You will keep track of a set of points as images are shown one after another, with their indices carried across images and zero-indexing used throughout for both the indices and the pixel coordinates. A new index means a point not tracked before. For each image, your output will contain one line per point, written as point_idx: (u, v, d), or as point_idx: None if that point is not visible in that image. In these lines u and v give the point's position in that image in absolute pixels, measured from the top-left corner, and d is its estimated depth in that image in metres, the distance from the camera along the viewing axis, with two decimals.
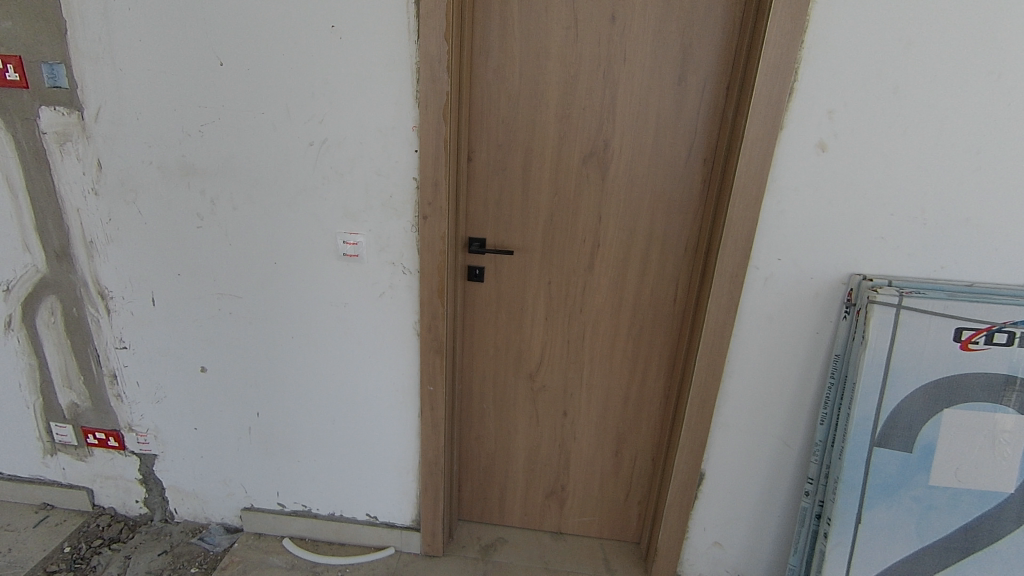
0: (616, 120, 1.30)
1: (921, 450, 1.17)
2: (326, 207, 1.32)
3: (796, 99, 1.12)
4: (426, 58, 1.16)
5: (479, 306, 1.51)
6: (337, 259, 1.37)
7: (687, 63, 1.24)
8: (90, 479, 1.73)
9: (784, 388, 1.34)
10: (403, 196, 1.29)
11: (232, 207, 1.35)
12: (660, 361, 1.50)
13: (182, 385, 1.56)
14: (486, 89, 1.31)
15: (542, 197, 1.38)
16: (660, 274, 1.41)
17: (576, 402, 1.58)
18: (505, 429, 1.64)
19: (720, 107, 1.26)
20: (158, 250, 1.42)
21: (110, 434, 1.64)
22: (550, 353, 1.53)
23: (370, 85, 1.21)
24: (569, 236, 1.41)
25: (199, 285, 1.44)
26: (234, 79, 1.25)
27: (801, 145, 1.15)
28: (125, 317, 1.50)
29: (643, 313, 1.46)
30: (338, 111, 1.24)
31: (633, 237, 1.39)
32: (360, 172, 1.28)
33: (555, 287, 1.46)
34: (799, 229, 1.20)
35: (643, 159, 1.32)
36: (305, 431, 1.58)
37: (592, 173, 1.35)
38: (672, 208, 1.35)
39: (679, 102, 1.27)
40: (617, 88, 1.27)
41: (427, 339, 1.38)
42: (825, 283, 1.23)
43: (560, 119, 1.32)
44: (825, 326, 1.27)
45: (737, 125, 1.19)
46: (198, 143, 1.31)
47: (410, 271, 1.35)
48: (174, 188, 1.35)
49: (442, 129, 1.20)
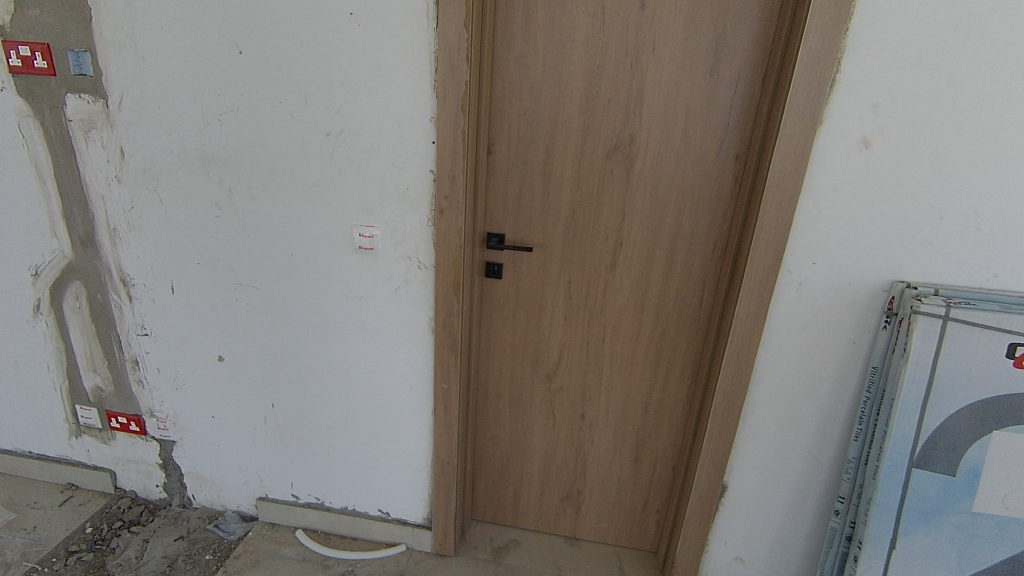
0: (643, 112, 1.24)
1: (966, 474, 1.08)
2: (342, 198, 1.30)
3: (837, 92, 1.04)
4: (445, 46, 1.12)
5: (497, 303, 1.47)
6: (352, 252, 1.34)
7: (720, 53, 1.17)
8: (112, 462, 1.76)
9: (816, 399, 1.26)
10: (420, 189, 1.25)
11: (250, 198, 1.34)
12: (684, 367, 1.44)
13: (201, 374, 1.57)
14: (507, 80, 1.27)
15: (565, 192, 1.33)
16: (685, 275, 1.35)
17: (595, 406, 1.53)
18: (521, 429, 1.60)
19: (755, 99, 1.19)
20: (178, 239, 1.42)
21: (132, 418, 1.66)
22: (568, 354, 1.48)
23: (389, 74, 1.18)
24: (591, 234, 1.35)
25: (218, 275, 1.44)
26: (253, 67, 1.23)
27: (843, 141, 1.06)
28: (146, 304, 1.51)
29: (666, 316, 1.39)
30: (355, 102, 1.21)
31: (657, 236, 1.33)
32: (377, 163, 1.25)
33: (575, 286, 1.41)
34: (837, 231, 1.12)
35: (671, 154, 1.26)
36: (319, 424, 1.57)
37: (617, 168, 1.29)
38: (701, 207, 1.29)
39: (711, 94, 1.20)
40: (644, 79, 1.21)
41: (442, 336, 1.35)
42: (864, 289, 1.15)
43: (584, 112, 1.26)
44: (862, 336, 1.18)
45: (773, 120, 1.11)
46: (217, 132, 1.30)
47: (426, 266, 1.32)
48: (193, 178, 1.35)
49: (460, 120, 1.16)
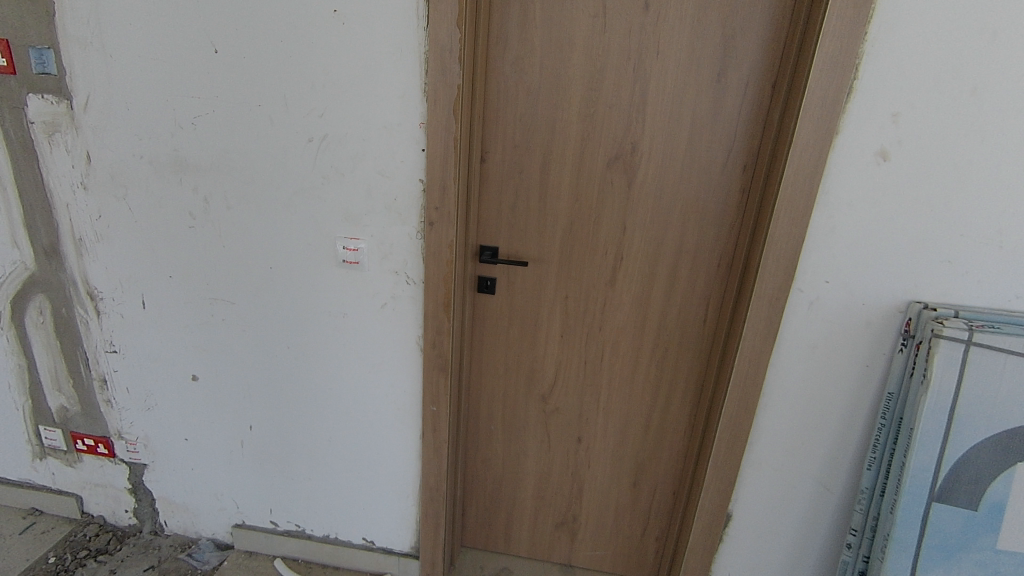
0: (646, 120, 1.17)
1: (989, 508, 1.02)
2: (325, 209, 1.22)
3: (854, 100, 0.98)
4: (436, 47, 1.04)
5: (490, 320, 1.39)
6: (335, 265, 1.26)
7: (728, 58, 1.10)
8: (79, 485, 1.65)
9: (827, 425, 1.19)
10: (408, 199, 1.17)
11: (226, 208, 1.25)
12: (686, 388, 1.36)
13: (173, 394, 1.47)
14: (502, 85, 1.20)
15: (562, 204, 1.26)
16: (689, 292, 1.28)
17: (592, 428, 1.45)
18: (514, 452, 1.52)
19: (764, 108, 1.12)
20: (148, 250, 1.33)
21: (99, 440, 1.56)
22: (564, 374, 1.41)
23: (376, 77, 1.10)
24: (590, 248, 1.28)
25: (192, 289, 1.35)
26: (230, 68, 1.15)
27: (859, 152, 1.00)
28: (115, 319, 1.42)
29: (669, 334, 1.32)
30: (340, 106, 1.13)
31: (660, 251, 1.26)
32: (362, 172, 1.17)
33: (572, 303, 1.34)
34: (852, 248, 1.06)
35: (675, 164, 1.19)
36: (300, 447, 1.48)
37: (617, 179, 1.22)
38: (706, 220, 1.22)
39: (717, 102, 1.13)
40: (648, 85, 1.15)
41: (431, 356, 1.27)
42: (879, 310, 1.09)
43: (583, 119, 1.19)
44: (876, 359, 1.12)
45: (785, 129, 1.05)
46: (190, 137, 1.21)
47: (414, 281, 1.24)
48: (165, 185, 1.26)
49: (452, 126, 1.09)
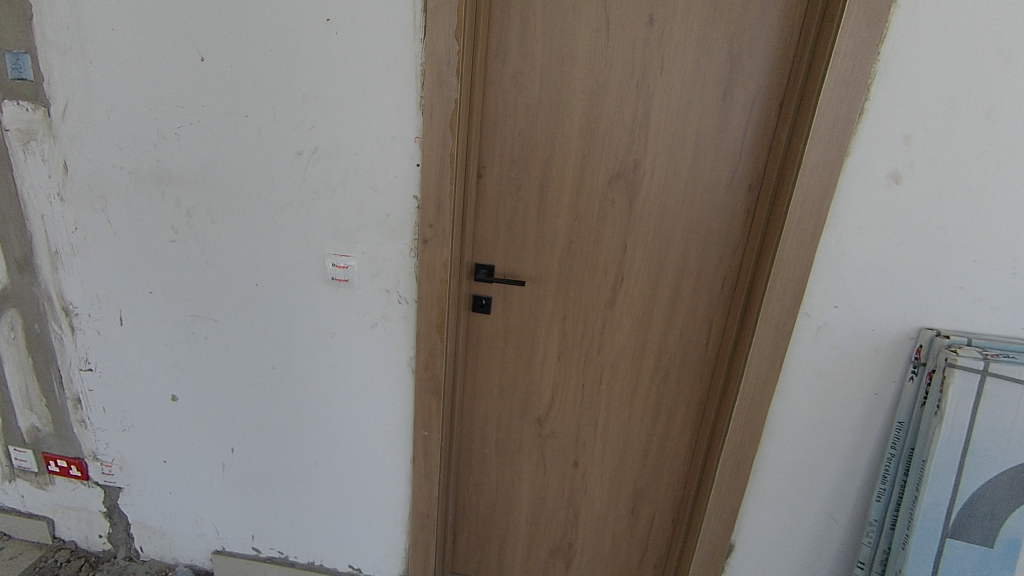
0: (649, 137, 1.13)
1: (1005, 544, 0.98)
2: (314, 224, 1.16)
3: (865, 121, 0.94)
4: (433, 59, 1.00)
5: (484, 340, 1.34)
6: (324, 283, 1.21)
7: (734, 74, 1.07)
8: (50, 509, 1.58)
9: (833, 454, 1.14)
10: (401, 215, 1.12)
11: (210, 221, 1.20)
12: (687, 413, 1.32)
13: (151, 414, 1.41)
14: (500, 98, 1.16)
15: (561, 222, 1.22)
16: (691, 314, 1.24)
17: (589, 452, 1.40)
18: (508, 476, 1.46)
19: (771, 126, 1.09)
20: (127, 265, 1.27)
21: (72, 462, 1.49)
22: (561, 396, 1.36)
23: (370, 88, 1.05)
24: (589, 268, 1.24)
25: (172, 305, 1.29)
26: (216, 77, 1.10)
27: (870, 174, 0.97)
28: (91, 336, 1.35)
29: (669, 357, 1.28)
30: (331, 118, 1.08)
31: (661, 271, 1.22)
32: (353, 186, 1.12)
33: (570, 324, 1.29)
34: (862, 273, 1.02)
35: (678, 183, 1.15)
36: (284, 470, 1.41)
37: (618, 197, 1.18)
38: (709, 241, 1.18)
39: (723, 119, 1.10)
40: (651, 101, 1.11)
41: (423, 378, 1.22)
42: (889, 336, 1.05)
43: (584, 135, 1.15)
44: (886, 386, 1.08)
45: (793, 149, 1.02)
46: (173, 147, 1.16)
47: (406, 301, 1.19)
48: (146, 197, 1.20)
49: (448, 140, 1.04)
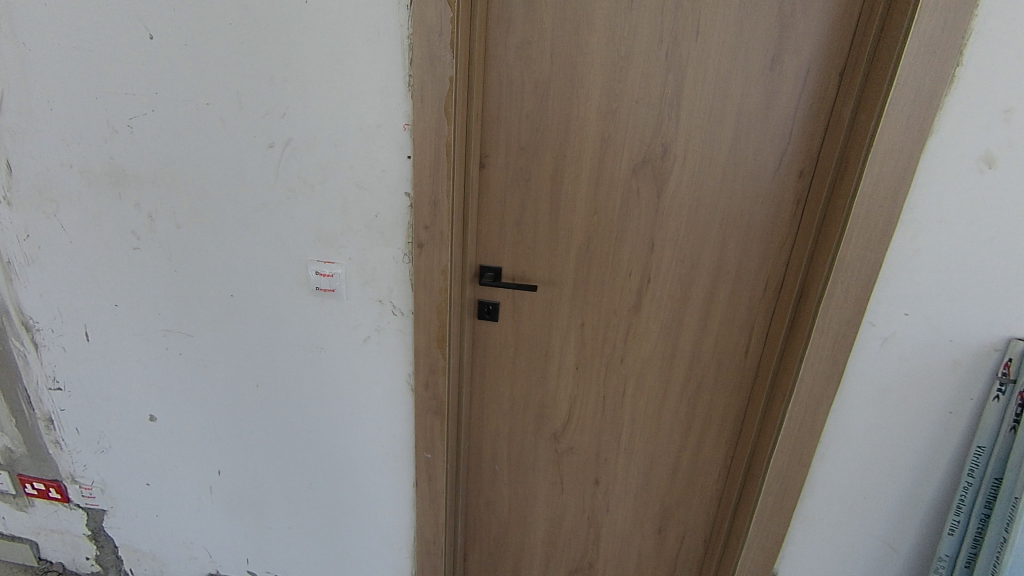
0: (680, 118, 0.96)
1: None
2: (293, 227, 1.01)
3: (955, 93, 0.76)
4: (422, 30, 0.83)
5: (493, 350, 1.20)
6: (308, 293, 1.06)
7: (785, 38, 0.89)
8: (33, 531, 1.47)
9: (895, 480, 0.99)
10: (392, 215, 0.96)
11: (175, 226, 1.05)
12: (722, 428, 1.17)
13: (130, 435, 1.28)
14: (503, 75, 0.99)
15: (578, 217, 1.05)
16: (729, 319, 1.08)
17: (611, 470, 1.26)
18: (522, 494, 1.33)
19: (828, 100, 0.91)
20: (88, 276, 1.12)
21: (51, 485, 1.38)
22: (580, 410, 1.22)
23: (349, 67, 0.88)
24: (611, 269, 1.08)
25: (142, 319, 1.15)
26: (169, 58, 0.93)
27: (957, 158, 0.79)
28: (56, 353, 1.22)
29: (703, 368, 1.13)
30: (305, 104, 0.92)
31: (694, 272, 1.06)
32: (335, 183, 0.96)
33: (589, 332, 1.14)
34: (940, 276, 0.85)
35: (714, 170, 0.98)
36: (277, 493, 1.29)
37: (644, 188, 1.01)
38: (751, 236, 1.01)
39: (770, 94, 0.92)
40: (684, 74, 0.93)
41: (424, 397, 1.08)
42: (968, 348, 0.89)
43: (604, 116, 0.98)
44: (962, 405, 0.92)
45: (859, 128, 0.84)
46: (126, 142, 0.99)
47: (402, 312, 1.04)
48: (101, 200, 1.05)
49: (443, 127, 0.88)
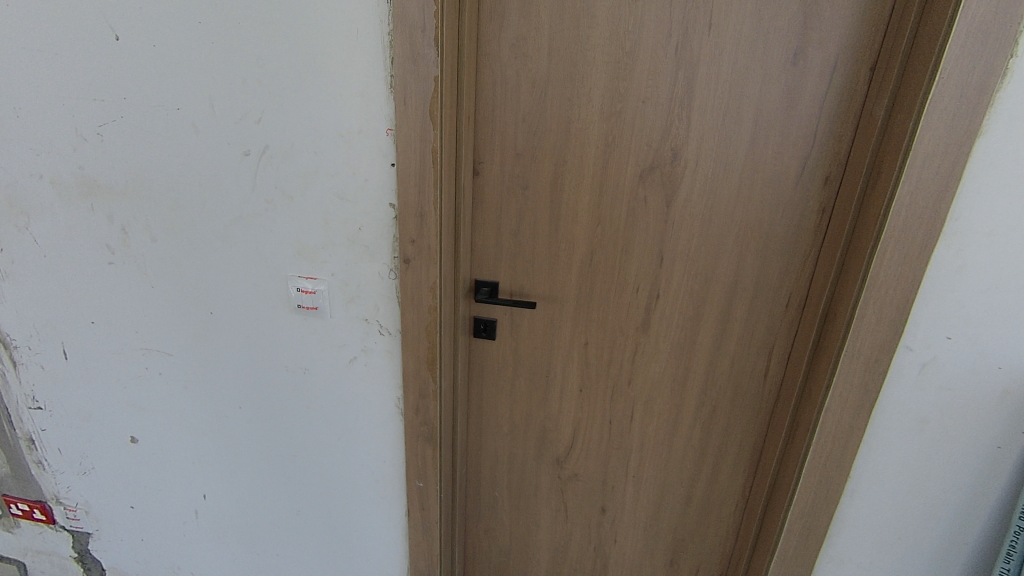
0: (692, 119, 0.87)
1: None
2: (272, 241, 0.94)
3: (1008, 88, 0.67)
4: (403, 26, 0.75)
5: (490, 370, 1.12)
6: (289, 311, 0.99)
7: (809, 30, 0.80)
8: (21, 551, 1.43)
9: (934, 521, 0.89)
10: (376, 228, 0.89)
11: (150, 239, 0.98)
12: (739, 455, 1.07)
13: (112, 456, 1.22)
14: (497, 75, 0.91)
15: (580, 227, 0.97)
16: (746, 339, 0.99)
17: (619, 498, 1.17)
18: (524, 521, 1.25)
19: (858, 99, 0.82)
20: (63, 291, 1.06)
21: (35, 506, 1.33)
22: (584, 435, 1.13)
23: (326, 67, 0.81)
24: (616, 284, 0.99)
25: (119, 337, 1.08)
26: (137, 60, 0.86)
27: (1010, 163, 0.69)
28: (35, 371, 1.16)
29: (718, 391, 1.04)
30: (281, 108, 0.85)
31: (708, 288, 0.97)
32: (315, 194, 0.89)
33: (594, 351, 1.05)
34: (988, 296, 0.75)
35: (730, 177, 0.89)
36: (264, 519, 1.22)
37: (652, 197, 0.93)
38: (770, 249, 0.92)
39: (792, 92, 0.83)
40: (695, 70, 0.84)
41: (415, 423, 1.01)
42: (1020, 377, 0.78)
43: (607, 117, 0.89)
44: (1012, 440, 0.81)
45: (894, 130, 0.74)
46: (96, 150, 0.93)
47: (389, 331, 0.96)
48: (73, 212, 0.99)
49: (429, 132, 0.80)
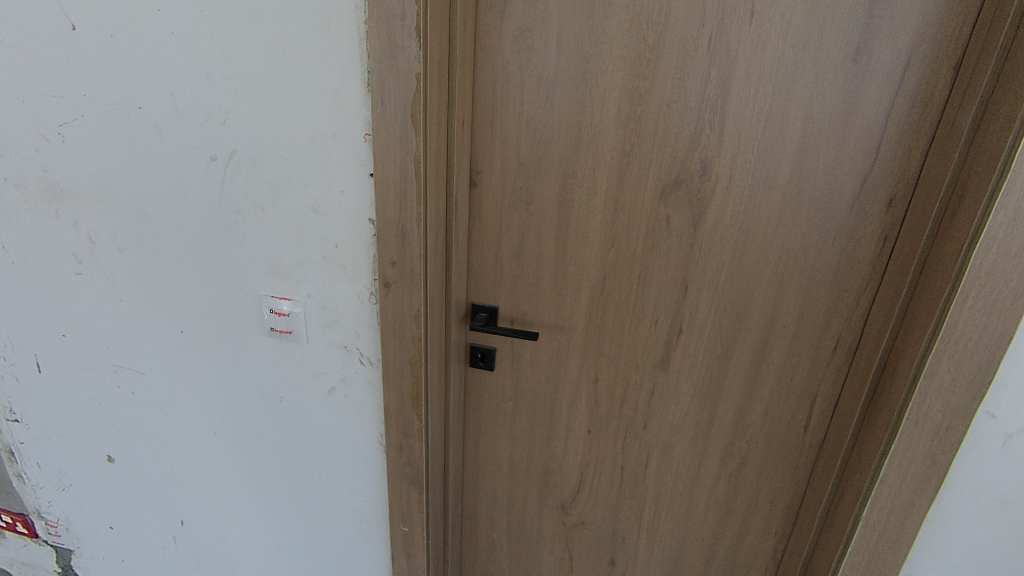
0: (725, 127, 0.73)
1: None
2: (244, 256, 0.84)
3: None
4: (380, 14, 0.64)
5: (488, 403, 1.00)
6: (264, 333, 0.89)
7: (875, 20, 0.65)
8: (8, 562, 1.38)
9: None
10: (354, 246, 0.78)
11: (117, 250, 0.90)
12: (770, 515, 0.93)
13: (90, 474, 1.15)
14: (498, 72, 0.79)
15: (590, 249, 0.84)
16: (784, 385, 0.84)
17: (630, 551, 1.04)
18: (524, 568, 1.12)
19: (935, 105, 0.66)
20: (33, 301, 0.99)
21: (18, 518, 1.27)
22: (592, 480, 1.00)
23: (297, 63, 0.70)
24: (632, 315, 0.86)
25: (91, 352, 1.01)
26: (96, 53, 0.77)
27: None
28: (10, 383, 1.10)
29: (748, 442, 0.89)
30: (250, 109, 0.75)
31: (739, 325, 0.82)
32: (288, 206, 0.78)
33: (604, 389, 0.92)
34: None
35: (769, 196, 0.75)
36: (244, 550, 1.13)
37: (676, 217, 0.79)
38: (817, 282, 0.77)
39: (849, 97, 0.68)
40: (732, 69, 0.71)
41: (398, 463, 0.89)
42: None
43: (625, 123, 0.76)
44: None
45: (985, 146, 0.59)
46: (59, 152, 0.85)
47: (370, 361, 0.85)
48: (38, 218, 0.91)
49: (410, 139, 0.69)
